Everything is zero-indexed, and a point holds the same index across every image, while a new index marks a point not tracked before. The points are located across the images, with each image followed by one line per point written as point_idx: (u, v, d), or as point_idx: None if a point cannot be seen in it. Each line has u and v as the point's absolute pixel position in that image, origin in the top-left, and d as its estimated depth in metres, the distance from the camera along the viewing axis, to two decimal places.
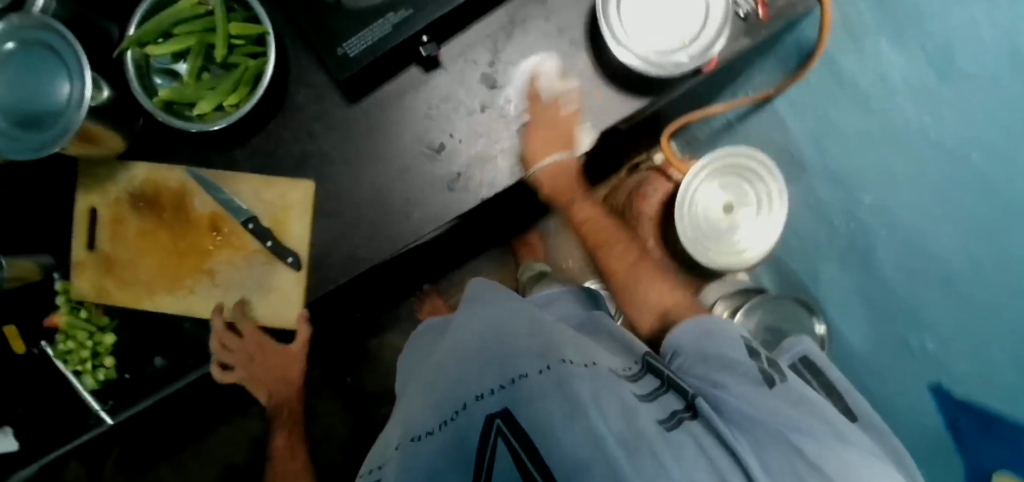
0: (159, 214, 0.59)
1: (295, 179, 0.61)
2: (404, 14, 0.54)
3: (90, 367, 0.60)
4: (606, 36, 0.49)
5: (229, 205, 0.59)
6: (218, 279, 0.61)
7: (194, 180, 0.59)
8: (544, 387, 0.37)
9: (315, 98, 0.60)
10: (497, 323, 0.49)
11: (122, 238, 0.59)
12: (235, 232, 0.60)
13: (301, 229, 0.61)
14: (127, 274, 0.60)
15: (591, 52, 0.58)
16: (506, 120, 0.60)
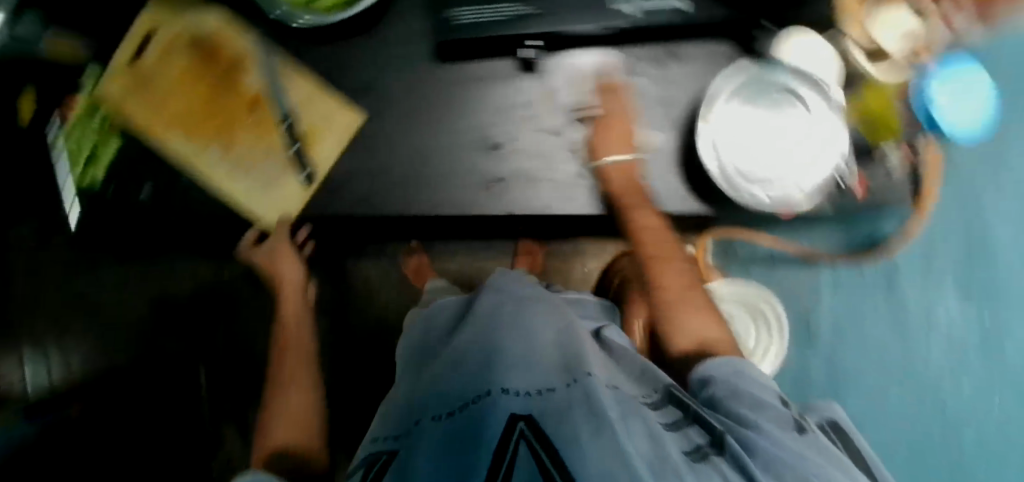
0: (211, 66, 0.58)
1: (347, 104, 0.57)
2: (527, 11, 0.51)
3: (81, 170, 0.62)
4: (700, 137, 0.52)
5: (277, 94, 0.58)
6: (231, 152, 0.59)
7: (259, 55, 0.57)
8: (571, 397, 0.41)
9: (404, 38, 0.56)
10: (530, 330, 0.53)
11: (160, 68, 0.57)
12: (270, 120, 0.58)
13: (329, 151, 0.58)
14: (153, 100, 0.58)
15: (687, 139, 0.57)
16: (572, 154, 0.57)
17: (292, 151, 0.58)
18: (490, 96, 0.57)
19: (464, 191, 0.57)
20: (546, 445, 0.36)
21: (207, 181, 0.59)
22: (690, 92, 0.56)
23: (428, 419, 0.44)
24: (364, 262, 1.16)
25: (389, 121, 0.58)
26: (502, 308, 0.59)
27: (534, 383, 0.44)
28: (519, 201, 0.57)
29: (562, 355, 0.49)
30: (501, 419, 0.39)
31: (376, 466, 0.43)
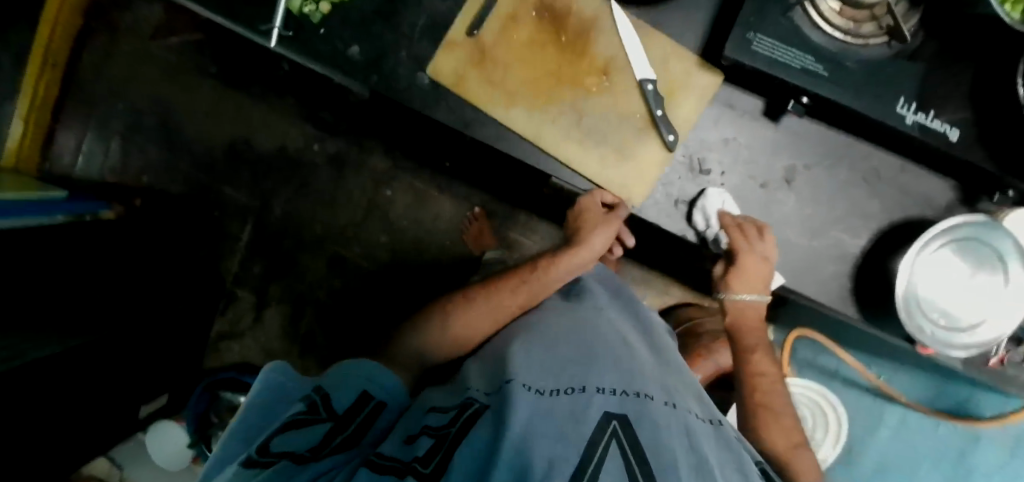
0: (554, 26, 0.56)
1: (705, 67, 0.56)
2: (820, 70, 0.50)
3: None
4: (906, 259, 0.52)
5: (632, 55, 0.55)
6: (582, 115, 0.56)
7: (607, 18, 0.56)
8: (671, 421, 0.36)
9: (676, 33, 0.56)
10: (623, 340, 0.48)
11: (496, 27, 0.56)
12: (623, 86, 0.56)
13: (687, 111, 0.56)
14: (493, 70, 0.56)
15: (872, 248, 0.57)
16: (765, 211, 0.58)
17: (652, 114, 0.56)
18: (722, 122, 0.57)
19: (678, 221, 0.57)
20: (641, 458, 0.32)
21: (558, 149, 0.56)
22: (897, 211, 0.57)
23: (518, 385, 0.39)
24: (442, 196, 1.14)
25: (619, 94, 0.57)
26: (598, 312, 0.54)
27: (628, 382, 0.40)
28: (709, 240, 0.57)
29: (657, 374, 0.44)
30: (593, 416, 0.35)
31: (467, 413, 0.40)
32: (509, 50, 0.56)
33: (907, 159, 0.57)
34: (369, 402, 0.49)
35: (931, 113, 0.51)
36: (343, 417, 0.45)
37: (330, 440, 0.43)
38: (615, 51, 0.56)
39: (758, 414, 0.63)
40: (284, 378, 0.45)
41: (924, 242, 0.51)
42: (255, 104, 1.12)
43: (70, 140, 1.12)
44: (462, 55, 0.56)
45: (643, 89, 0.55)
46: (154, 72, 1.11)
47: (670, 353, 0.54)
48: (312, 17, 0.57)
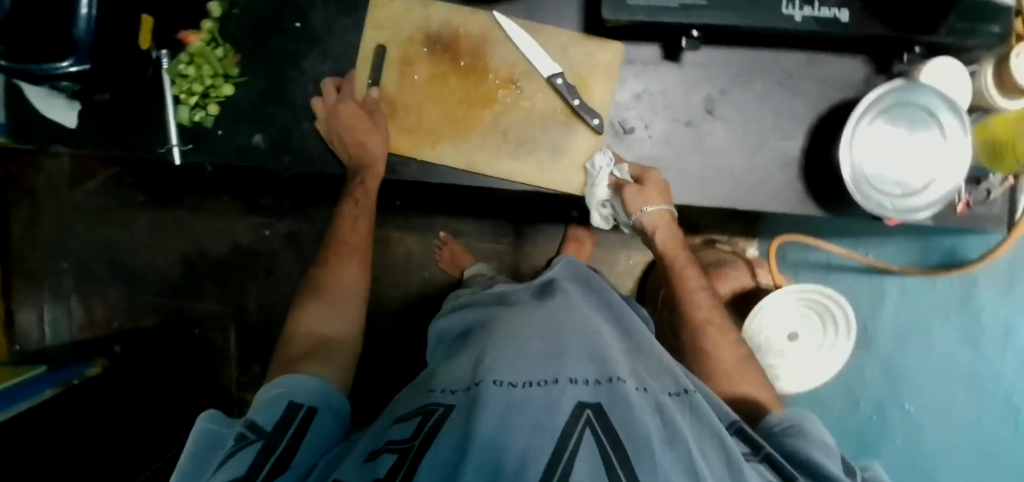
0: (453, 57, 0.55)
1: (606, 42, 0.56)
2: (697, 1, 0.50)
3: (193, 104, 0.55)
4: (843, 144, 0.53)
5: (535, 57, 0.55)
6: (504, 128, 0.56)
7: (496, 30, 0.55)
8: (645, 404, 0.38)
9: (555, 13, 0.57)
10: (589, 322, 0.49)
11: (393, 78, 0.56)
12: (536, 89, 0.56)
13: (602, 93, 0.57)
14: (407, 118, 0.56)
15: (812, 144, 0.58)
16: (700, 147, 0.58)
17: (570, 106, 0.56)
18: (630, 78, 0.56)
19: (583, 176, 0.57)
20: (616, 444, 0.33)
21: (492, 169, 0.56)
22: (820, 103, 0.58)
23: (489, 383, 0.39)
24: (406, 234, 1.13)
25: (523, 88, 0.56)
26: (561, 299, 0.54)
27: (601, 369, 0.41)
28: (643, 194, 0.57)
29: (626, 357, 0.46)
30: (565, 406, 0.36)
31: (433, 420, 0.39)
32: (418, 91, 0.55)
33: (812, 51, 0.58)
34: (298, 409, 0.46)
35: (815, 3, 0.51)
36: (274, 434, 0.42)
37: (266, 459, 0.39)
38: (516, 58, 0.55)
39: (704, 331, 0.60)
40: (218, 422, 0.45)
41: (854, 121, 0.53)
42: (195, 214, 1.11)
43: (30, 314, 1.10)
44: (372, 114, 0.54)
45: (554, 84, 0.55)
46: (86, 219, 1.09)
47: (632, 323, 0.55)
48: (205, 122, 0.56)
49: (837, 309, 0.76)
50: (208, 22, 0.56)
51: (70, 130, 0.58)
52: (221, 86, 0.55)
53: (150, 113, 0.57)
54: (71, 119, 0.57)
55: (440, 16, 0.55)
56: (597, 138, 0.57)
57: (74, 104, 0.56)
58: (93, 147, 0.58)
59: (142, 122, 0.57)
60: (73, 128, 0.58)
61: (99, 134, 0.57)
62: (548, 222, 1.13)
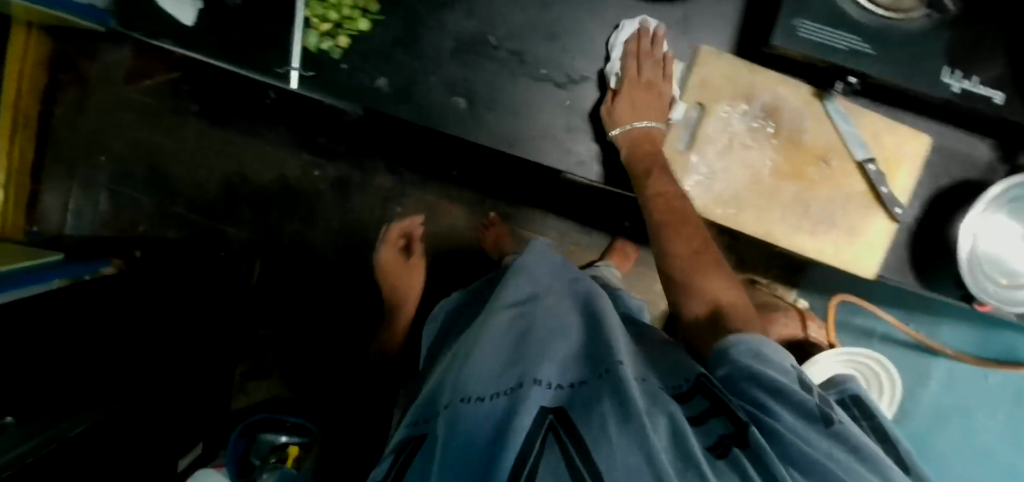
0: (761, 117, 0.54)
1: (915, 132, 0.55)
2: (864, 48, 0.49)
3: (327, 31, 0.53)
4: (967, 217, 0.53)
5: (853, 139, 0.54)
6: (808, 200, 0.56)
7: (818, 103, 0.54)
8: (603, 386, 0.35)
9: (711, 24, 0.54)
10: (560, 309, 0.47)
11: (708, 132, 0.54)
12: (843, 168, 0.55)
13: (903, 180, 0.56)
14: (710, 175, 0.55)
15: (926, 213, 0.58)
16: (830, 192, 0.56)
17: (875, 192, 0.55)
18: (772, 109, 0.54)
19: (858, 259, 0.57)
20: (581, 450, 0.31)
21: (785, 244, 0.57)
22: (943, 175, 0.58)
23: (457, 402, 0.39)
24: (454, 205, 1.11)
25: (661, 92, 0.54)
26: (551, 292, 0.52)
27: (572, 374, 0.39)
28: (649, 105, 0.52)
29: (598, 335, 0.43)
30: (527, 412, 0.35)
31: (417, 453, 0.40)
32: (726, 151, 0.54)
33: (947, 122, 0.57)
34: None
35: (976, 78, 0.51)
36: None
37: None
38: (832, 139, 0.55)
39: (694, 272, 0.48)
40: None
41: (983, 202, 0.52)
42: (244, 137, 1.07)
43: (56, 201, 1.06)
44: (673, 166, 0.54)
45: (865, 169, 0.55)
46: (134, 118, 1.05)
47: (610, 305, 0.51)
48: (331, 52, 0.53)
49: (881, 371, 0.79)
50: None
51: (184, 29, 0.54)
52: (358, 19, 0.53)
53: (276, 30, 0.54)
54: (189, 17, 0.54)
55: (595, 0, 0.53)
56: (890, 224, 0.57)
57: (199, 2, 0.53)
58: (203, 51, 0.55)
59: (263, 38, 0.54)
60: (188, 28, 0.55)
61: (213, 39, 0.54)
62: (599, 226, 1.11)
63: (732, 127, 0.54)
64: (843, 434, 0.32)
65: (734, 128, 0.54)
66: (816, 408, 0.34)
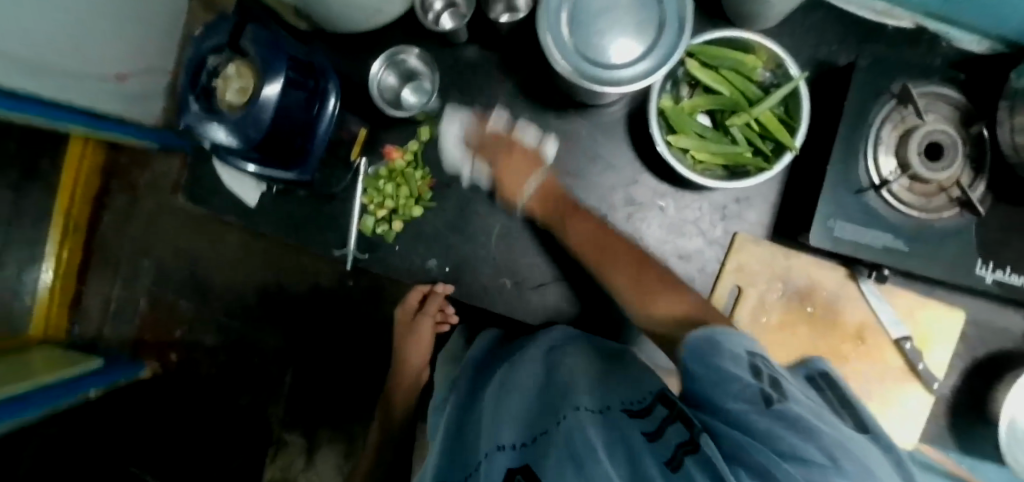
0: (800, 301, 0.56)
1: (951, 309, 0.57)
2: (898, 244, 0.52)
3: (382, 219, 0.56)
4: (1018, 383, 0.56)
5: (887, 319, 0.56)
6: (850, 382, 0.57)
7: (856, 286, 0.56)
8: (561, 437, 0.27)
9: (746, 206, 0.57)
10: (529, 369, 0.39)
11: (746, 311, 0.56)
12: (880, 345, 0.57)
13: (938, 357, 0.57)
14: None
15: (962, 382, 0.60)
16: (870, 371, 0.57)
17: (913, 368, 0.57)
18: (810, 291, 0.56)
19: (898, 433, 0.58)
20: None
21: None
22: (978, 348, 0.60)
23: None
24: None
25: (701, 273, 0.57)
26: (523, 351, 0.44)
27: (532, 428, 0.31)
28: None
29: (561, 380, 0.35)
30: None
31: None
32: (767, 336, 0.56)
33: (976, 296, 0.59)
34: None
35: (1008, 268, 0.52)
36: None
37: None
38: (870, 319, 0.57)
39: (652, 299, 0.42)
40: None
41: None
42: None
43: None
44: None
45: (902, 347, 0.56)
46: (179, 226, 0.99)
47: (580, 349, 0.42)
48: (385, 235, 0.57)
49: None
50: (414, 143, 0.56)
51: (247, 209, 0.58)
52: (411, 207, 0.56)
53: (335, 216, 0.57)
54: (253, 198, 0.58)
55: (635, 188, 0.56)
56: (930, 397, 0.57)
57: (262, 186, 0.57)
58: (266, 227, 0.58)
59: (321, 219, 0.57)
60: (251, 208, 0.58)
61: (272, 217, 0.58)
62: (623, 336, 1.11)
63: (768, 307, 0.56)
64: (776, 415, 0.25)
65: (768, 307, 0.56)
66: (751, 394, 0.27)
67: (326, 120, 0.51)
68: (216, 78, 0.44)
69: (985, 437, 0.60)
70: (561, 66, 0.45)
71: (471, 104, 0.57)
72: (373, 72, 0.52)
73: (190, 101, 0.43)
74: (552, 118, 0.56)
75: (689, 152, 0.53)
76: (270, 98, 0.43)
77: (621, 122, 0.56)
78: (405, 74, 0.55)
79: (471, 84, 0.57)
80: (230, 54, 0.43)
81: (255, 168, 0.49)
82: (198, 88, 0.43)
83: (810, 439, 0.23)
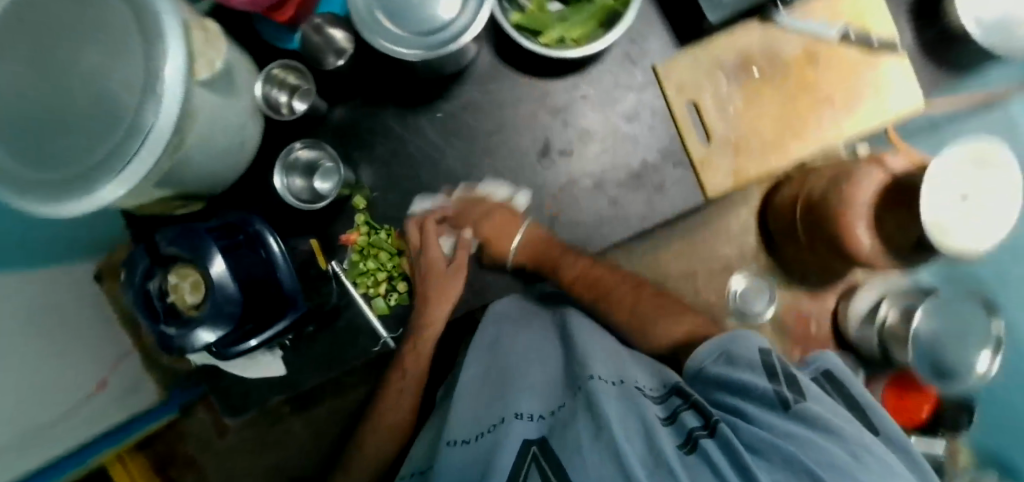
0: (743, 74, 0.57)
1: None
2: None
3: (387, 290, 0.58)
4: None
5: (818, 28, 0.56)
6: (837, 101, 0.57)
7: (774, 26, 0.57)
8: (573, 411, 0.37)
9: (644, 41, 0.57)
10: (540, 353, 0.48)
11: (713, 115, 0.57)
12: (830, 53, 0.57)
13: (884, 21, 0.57)
14: (748, 144, 0.57)
15: (913, 25, 0.61)
16: (843, 78, 0.57)
17: (870, 47, 0.57)
18: (746, 58, 0.57)
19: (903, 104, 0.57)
20: (558, 467, 0.33)
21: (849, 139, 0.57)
22: None
23: (444, 444, 0.43)
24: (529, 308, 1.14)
25: (655, 118, 0.57)
26: (533, 326, 0.54)
27: (548, 404, 0.41)
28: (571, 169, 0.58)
29: (571, 366, 0.45)
30: (512, 446, 0.36)
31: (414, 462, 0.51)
32: (744, 119, 0.57)
33: None
34: None
35: None
36: None
37: None
38: (806, 40, 0.57)
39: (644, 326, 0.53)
40: None
41: None
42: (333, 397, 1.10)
43: None
44: (712, 162, 0.57)
45: (847, 39, 0.56)
46: (254, 455, 1.00)
47: (584, 328, 0.50)
48: (401, 301, 0.59)
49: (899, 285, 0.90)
50: (359, 215, 0.57)
51: (283, 378, 0.58)
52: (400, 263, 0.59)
53: (352, 322, 0.58)
54: (279, 366, 0.57)
55: (551, 101, 0.57)
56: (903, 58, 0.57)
57: (278, 352, 0.57)
58: (309, 380, 0.58)
59: (345, 333, 0.58)
60: (285, 375, 0.58)
61: (306, 367, 0.58)
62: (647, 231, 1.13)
63: (726, 98, 0.57)
64: (801, 416, 0.36)
65: (727, 98, 0.57)
66: (775, 398, 0.38)
67: (280, 256, 0.50)
68: (168, 294, 0.43)
69: (962, 48, 0.62)
70: (416, 55, 0.46)
71: (377, 150, 0.58)
72: (279, 186, 0.52)
73: (163, 327, 0.42)
74: (443, 107, 0.57)
75: (565, 38, 0.54)
76: (224, 274, 0.42)
77: (495, 63, 0.57)
78: (305, 169, 0.55)
79: (362, 136, 0.57)
80: (163, 270, 0.44)
81: (258, 339, 0.49)
82: (160, 313, 0.43)
83: (841, 446, 0.33)
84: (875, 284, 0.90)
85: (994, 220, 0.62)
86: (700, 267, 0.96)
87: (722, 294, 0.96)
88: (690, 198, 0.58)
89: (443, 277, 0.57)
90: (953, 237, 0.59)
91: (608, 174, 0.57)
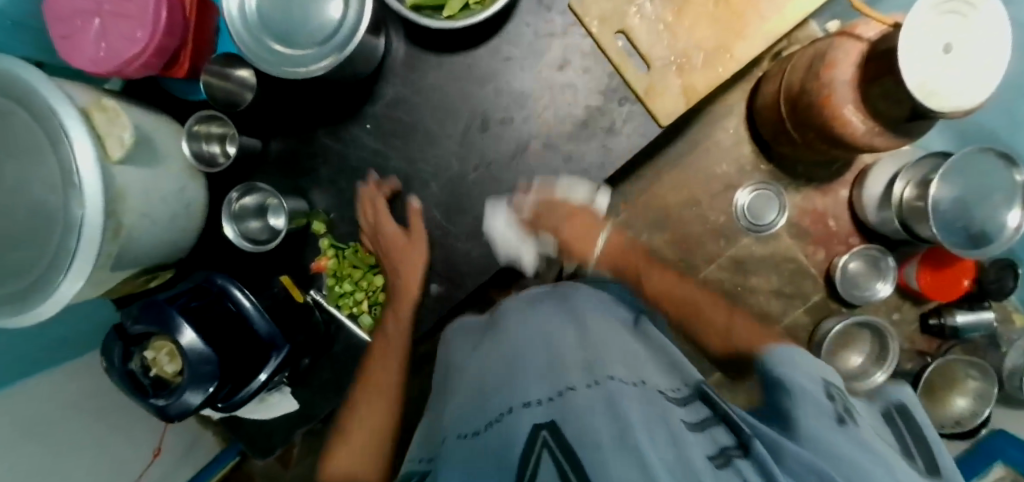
0: None
1: None
2: None
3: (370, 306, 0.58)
4: None
5: None
6: None
7: None
8: (591, 401, 0.30)
9: None
10: (546, 332, 0.41)
11: (644, 39, 0.53)
12: None
13: None
14: (687, 59, 0.53)
15: None
16: None
17: None
18: None
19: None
20: (573, 458, 0.26)
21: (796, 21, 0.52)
22: None
23: (446, 439, 0.36)
24: None
25: (586, 60, 0.54)
26: (540, 305, 0.46)
27: (560, 383, 0.33)
28: (514, 137, 0.55)
29: (585, 347, 0.38)
30: (517, 436, 0.30)
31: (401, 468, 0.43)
32: (679, 33, 0.53)
33: None
34: None
35: None
36: None
37: None
38: None
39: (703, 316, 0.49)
40: None
41: None
42: None
43: None
44: (655, 89, 0.53)
45: None
46: None
47: (597, 319, 0.43)
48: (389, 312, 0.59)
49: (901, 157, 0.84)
50: (322, 242, 0.57)
51: (298, 412, 0.59)
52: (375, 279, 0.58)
53: (348, 343, 0.58)
54: (290, 402, 0.58)
55: (476, 74, 0.55)
56: None
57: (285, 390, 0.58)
58: (323, 408, 0.59)
59: (345, 355, 0.59)
60: (300, 409, 0.60)
61: (317, 396, 0.59)
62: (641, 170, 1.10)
63: (653, 17, 0.53)
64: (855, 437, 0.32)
65: (654, 17, 0.53)
66: (832, 412, 0.34)
67: (254, 310, 0.50)
68: (150, 369, 0.45)
69: None
70: (327, 64, 0.44)
71: (322, 172, 0.57)
72: (230, 235, 0.52)
73: (153, 400, 0.43)
74: (373, 111, 0.56)
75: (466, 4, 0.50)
76: (197, 338, 0.42)
77: (410, 52, 0.55)
78: (256, 211, 0.55)
79: (303, 162, 0.57)
80: (140, 348, 0.45)
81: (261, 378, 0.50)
82: (149, 388, 0.44)
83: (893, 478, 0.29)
84: (883, 163, 0.85)
85: (977, 67, 0.51)
86: (699, 193, 0.92)
87: (728, 213, 0.92)
88: (645, 132, 0.54)
89: (408, 253, 0.55)
90: (938, 95, 0.50)
91: (555, 130, 0.55)
